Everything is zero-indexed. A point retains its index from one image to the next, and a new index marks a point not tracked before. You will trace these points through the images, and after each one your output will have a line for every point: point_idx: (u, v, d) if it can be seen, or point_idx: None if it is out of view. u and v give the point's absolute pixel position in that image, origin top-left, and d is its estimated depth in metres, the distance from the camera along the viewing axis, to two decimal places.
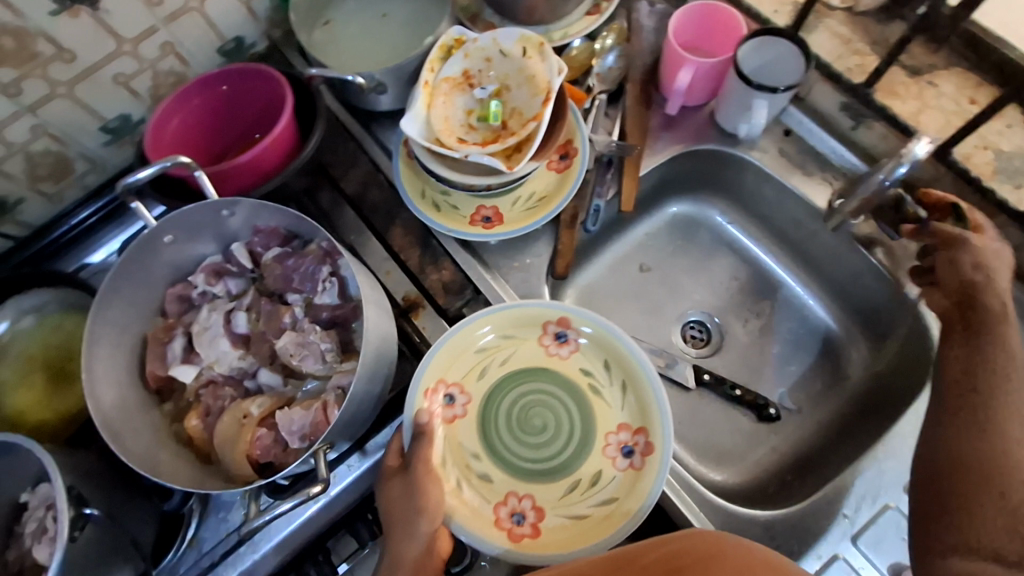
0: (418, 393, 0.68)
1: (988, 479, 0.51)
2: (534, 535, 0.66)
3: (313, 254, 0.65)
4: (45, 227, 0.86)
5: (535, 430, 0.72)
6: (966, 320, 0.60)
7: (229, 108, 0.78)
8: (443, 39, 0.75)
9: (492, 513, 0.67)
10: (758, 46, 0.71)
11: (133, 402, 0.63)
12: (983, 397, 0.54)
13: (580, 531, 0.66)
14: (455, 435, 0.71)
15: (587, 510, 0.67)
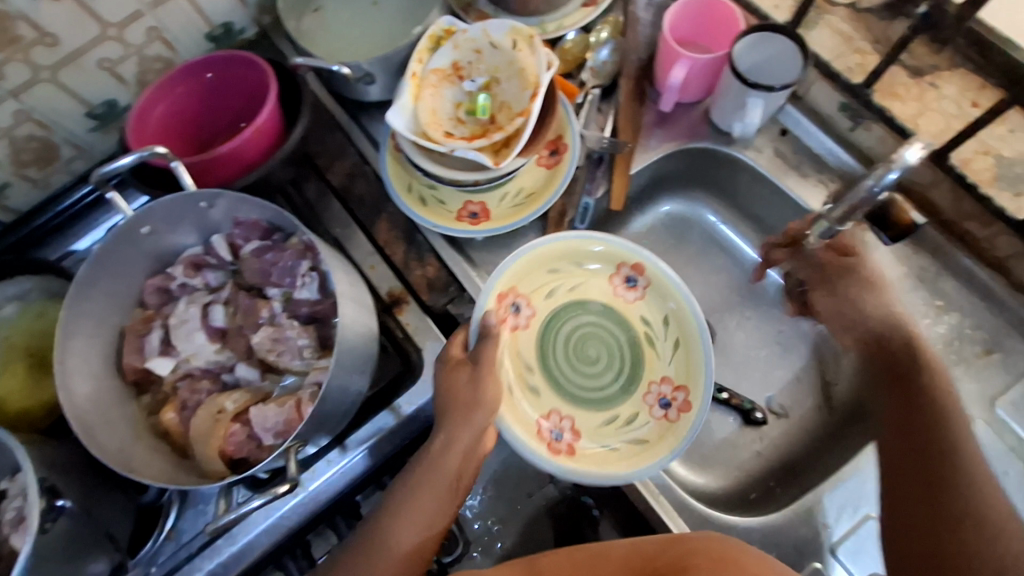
0: (491, 295, 0.70)
1: (959, 524, 0.51)
2: (568, 453, 0.68)
3: (294, 248, 0.64)
4: (30, 215, 0.85)
5: (587, 360, 0.74)
6: (884, 360, 0.63)
7: (214, 96, 0.76)
8: (432, 29, 0.73)
9: (535, 423, 0.69)
10: (754, 43, 0.68)
11: (110, 394, 0.62)
12: (931, 439, 0.55)
13: (610, 459, 0.67)
14: (514, 345, 0.73)
15: (619, 445, 0.69)
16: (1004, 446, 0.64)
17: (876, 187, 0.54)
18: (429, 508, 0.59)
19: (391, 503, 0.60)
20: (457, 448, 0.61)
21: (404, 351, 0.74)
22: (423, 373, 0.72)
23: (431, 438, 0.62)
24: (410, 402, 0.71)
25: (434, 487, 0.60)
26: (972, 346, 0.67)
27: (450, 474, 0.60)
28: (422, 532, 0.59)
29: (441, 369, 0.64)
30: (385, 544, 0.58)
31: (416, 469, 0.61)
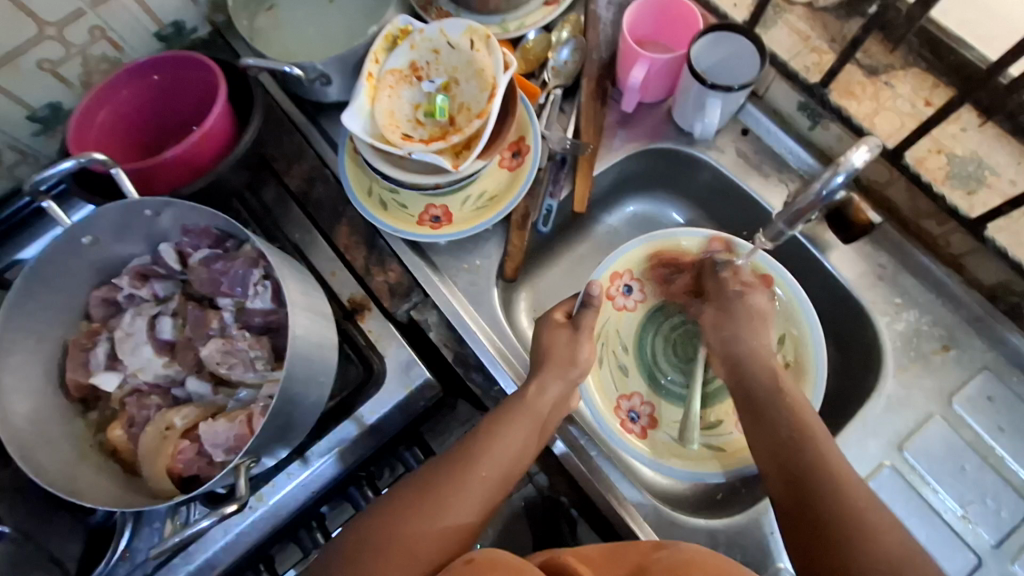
0: (605, 268, 0.75)
1: (843, 536, 0.48)
2: (638, 436, 0.71)
3: (244, 256, 0.62)
4: None
5: (688, 358, 0.76)
6: (746, 394, 0.60)
7: (163, 99, 0.73)
8: (388, 28, 0.72)
9: (617, 398, 0.73)
10: (712, 43, 0.68)
11: (51, 412, 0.60)
12: (803, 458, 0.53)
13: (677, 451, 0.70)
14: (617, 323, 0.77)
15: (692, 444, 0.71)
16: (960, 440, 0.65)
17: (824, 191, 0.53)
18: (510, 448, 0.58)
19: (469, 442, 0.59)
20: (548, 397, 0.62)
21: (367, 358, 0.72)
22: (386, 381, 0.70)
23: (523, 385, 0.63)
24: (373, 410, 0.69)
25: (519, 428, 0.60)
26: (929, 342, 0.68)
27: (535, 418, 0.61)
28: (500, 472, 0.58)
29: (542, 326, 0.67)
30: (466, 476, 0.56)
31: (501, 412, 0.61)
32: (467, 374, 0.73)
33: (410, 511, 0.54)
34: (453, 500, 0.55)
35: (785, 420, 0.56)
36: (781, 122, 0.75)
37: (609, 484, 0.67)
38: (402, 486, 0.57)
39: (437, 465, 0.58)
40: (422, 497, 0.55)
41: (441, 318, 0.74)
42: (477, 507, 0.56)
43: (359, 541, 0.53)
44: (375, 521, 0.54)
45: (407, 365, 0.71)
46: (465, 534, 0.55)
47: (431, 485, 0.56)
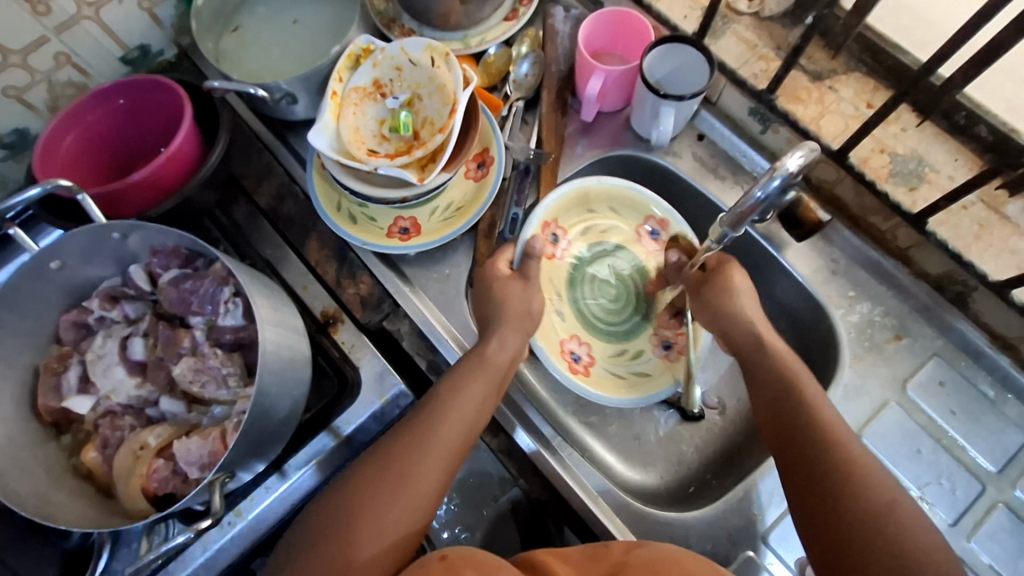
0: (537, 218, 0.74)
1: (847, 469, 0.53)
2: (584, 374, 0.74)
3: (215, 275, 0.63)
4: None
5: (608, 300, 0.79)
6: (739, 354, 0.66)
7: (130, 122, 0.74)
8: (351, 48, 0.74)
9: (561, 341, 0.76)
10: (663, 54, 0.71)
11: (24, 437, 0.60)
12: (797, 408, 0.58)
13: (617, 384, 0.74)
14: (547, 274, 0.78)
15: (627, 373, 0.76)
16: (915, 424, 0.68)
17: (760, 195, 0.54)
18: (470, 405, 0.60)
19: (427, 407, 0.60)
20: (499, 357, 0.64)
21: (341, 370, 0.73)
22: (361, 393, 0.71)
23: (483, 343, 0.65)
24: (349, 421, 0.70)
25: (480, 385, 0.62)
26: (882, 333, 0.71)
27: (491, 376, 0.63)
28: (461, 430, 0.59)
29: (492, 282, 0.68)
30: (435, 446, 0.57)
31: (457, 374, 0.62)
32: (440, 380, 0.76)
33: (377, 480, 0.55)
34: (417, 463, 0.56)
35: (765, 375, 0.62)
36: (734, 127, 0.78)
37: (581, 481, 0.68)
38: (363, 460, 0.58)
39: (396, 431, 0.59)
40: (388, 467, 0.56)
41: (414, 327, 0.76)
42: (441, 466, 0.57)
43: (328, 517, 0.54)
44: (343, 495, 0.55)
45: (381, 375, 0.72)
46: (432, 493, 0.56)
47: (395, 452, 0.57)
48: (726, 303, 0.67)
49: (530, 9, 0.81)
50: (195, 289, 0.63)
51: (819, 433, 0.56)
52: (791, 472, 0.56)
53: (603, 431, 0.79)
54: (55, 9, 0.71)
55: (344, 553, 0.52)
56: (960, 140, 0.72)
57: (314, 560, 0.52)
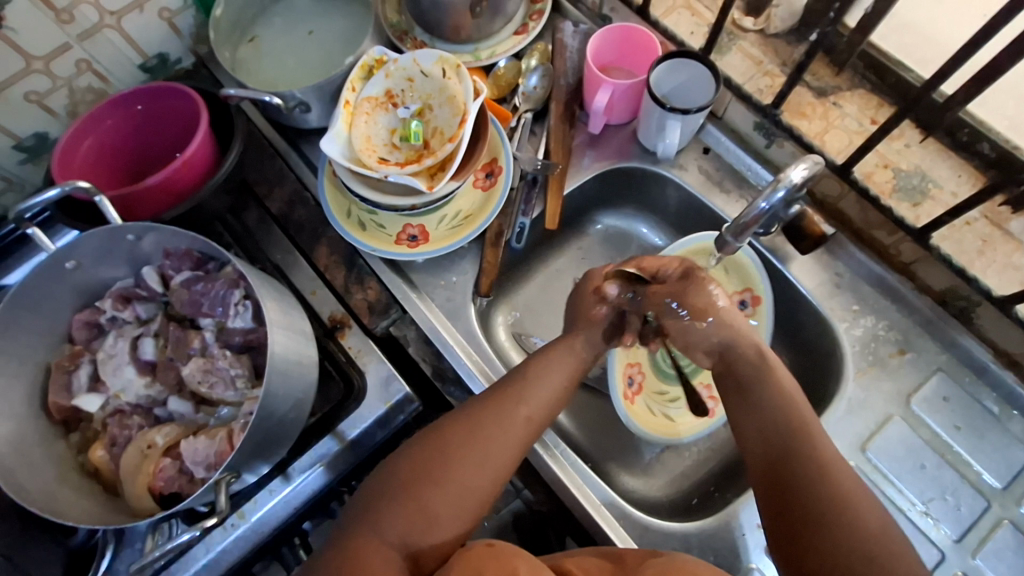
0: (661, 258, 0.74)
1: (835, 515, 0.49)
2: (629, 401, 0.74)
3: (225, 277, 0.64)
4: None
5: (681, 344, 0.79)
6: (737, 379, 0.59)
7: (147, 127, 0.76)
8: (364, 58, 0.75)
9: (628, 362, 0.76)
10: (669, 69, 0.72)
11: (33, 435, 0.61)
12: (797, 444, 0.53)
13: (647, 418, 0.74)
14: None
15: (659, 414, 0.75)
16: (919, 439, 0.68)
17: (764, 205, 0.56)
18: (553, 389, 0.61)
19: (515, 381, 0.61)
20: (580, 351, 0.63)
21: (347, 375, 0.74)
22: (367, 397, 0.72)
23: (569, 332, 0.64)
24: (353, 426, 0.71)
25: (560, 376, 0.61)
26: (886, 346, 0.71)
27: (575, 363, 0.63)
28: (541, 412, 0.60)
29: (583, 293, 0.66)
30: (506, 438, 0.57)
31: (547, 353, 0.62)
32: (444, 387, 0.76)
33: (460, 445, 0.56)
34: (498, 435, 0.57)
35: (771, 402, 0.56)
36: (740, 141, 0.79)
37: (582, 488, 0.68)
38: (444, 420, 0.59)
39: (481, 400, 0.60)
40: (449, 456, 0.56)
41: (420, 334, 0.77)
42: (519, 443, 0.58)
43: (412, 472, 0.55)
44: (426, 452, 0.56)
45: (386, 380, 0.73)
46: (507, 467, 0.57)
47: (480, 420, 0.58)
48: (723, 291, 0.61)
49: (540, 24, 0.83)
50: (208, 291, 0.64)
51: (814, 468, 0.51)
52: (777, 507, 0.52)
53: (606, 442, 0.79)
54: (78, 17, 0.73)
55: (422, 511, 0.53)
56: (963, 157, 0.73)
57: (396, 511, 0.53)
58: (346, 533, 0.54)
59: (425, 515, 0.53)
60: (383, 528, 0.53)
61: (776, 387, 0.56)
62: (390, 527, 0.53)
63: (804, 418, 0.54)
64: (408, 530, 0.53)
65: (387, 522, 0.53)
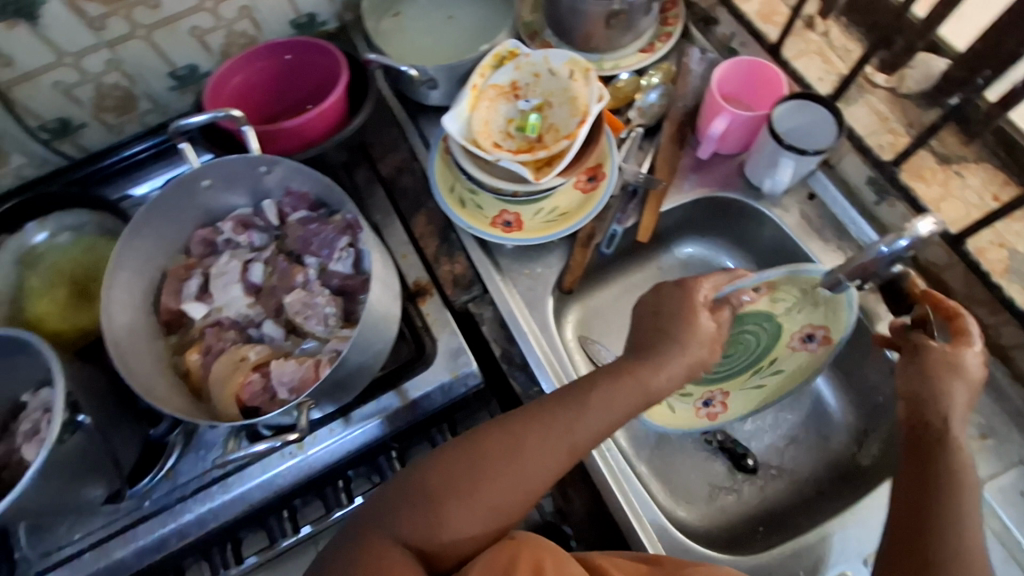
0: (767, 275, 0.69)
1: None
2: None
3: (336, 224, 0.69)
4: (101, 154, 0.92)
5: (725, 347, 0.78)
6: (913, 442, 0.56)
7: (288, 76, 0.82)
8: (498, 48, 0.79)
9: None
10: (792, 109, 0.73)
11: (142, 328, 0.66)
12: (946, 519, 0.51)
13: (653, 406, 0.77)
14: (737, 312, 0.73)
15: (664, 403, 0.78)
16: (988, 529, 0.65)
17: (886, 249, 0.61)
18: (599, 423, 0.61)
19: (564, 405, 0.61)
20: (644, 388, 0.61)
21: (420, 339, 0.77)
22: (434, 363, 0.75)
23: (636, 359, 0.63)
24: (418, 387, 0.74)
25: (612, 409, 0.61)
26: (968, 428, 0.69)
27: (635, 401, 0.61)
28: (581, 441, 0.60)
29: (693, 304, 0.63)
30: (536, 464, 0.59)
31: (608, 381, 0.62)
32: (510, 371, 0.76)
33: (491, 464, 0.59)
34: (531, 463, 0.59)
35: (944, 473, 0.53)
36: (848, 192, 0.79)
37: (628, 494, 0.69)
38: (483, 430, 0.61)
39: (523, 421, 0.61)
40: (475, 470, 0.59)
41: (496, 315, 0.78)
42: (550, 473, 0.60)
43: (442, 482, 0.59)
44: (458, 464, 0.59)
45: (455, 352, 0.76)
46: (534, 493, 0.60)
47: (518, 441, 0.60)
48: (946, 353, 0.56)
49: (666, 45, 0.85)
50: (325, 235, 0.68)
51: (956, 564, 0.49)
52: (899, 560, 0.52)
53: (656, 460, 0.80)
54: None
55: (442, 521, 0.57)
56: None
57: (419, 516, 0.57)
58: (368, 523, 0.58)
59: (444, 525, 0.57)
60: (402, 529, 0.57)
61: (955, 465, 0.53)
62: (411, 529, 0.57)
63: (955, 510, 0.51)
64: (424, 533, 0.57)
65: (408, 525, 0.57)
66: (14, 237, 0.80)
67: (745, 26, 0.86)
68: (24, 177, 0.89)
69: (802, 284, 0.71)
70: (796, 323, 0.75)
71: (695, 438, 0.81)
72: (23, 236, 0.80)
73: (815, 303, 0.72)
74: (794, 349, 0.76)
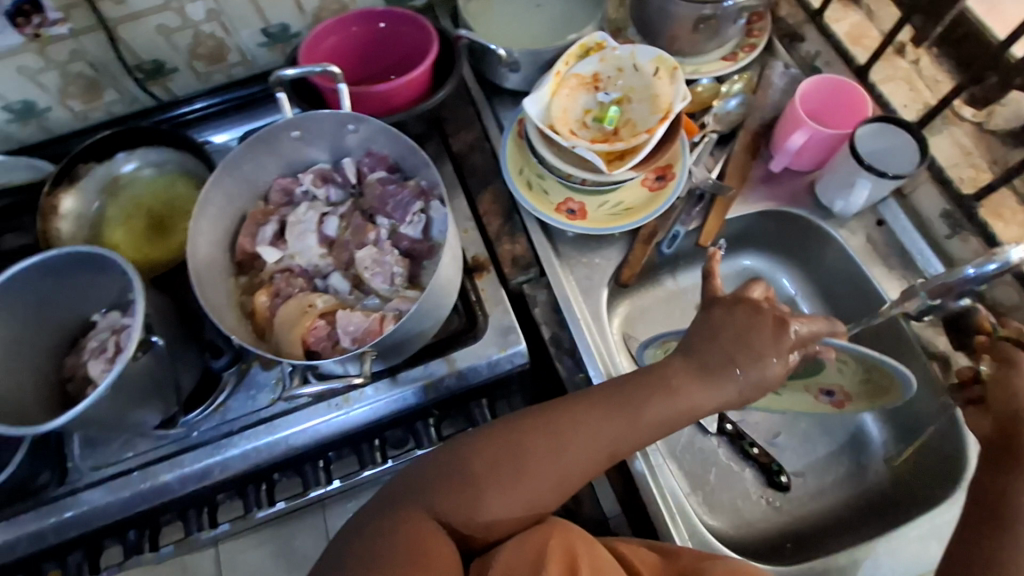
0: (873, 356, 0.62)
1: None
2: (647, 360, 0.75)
3: (411, 188, 0.71)
4: (168, 104, 0.94)
5: None
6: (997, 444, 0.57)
7: (377, 44, 0.84)
8: (586, 39, 0.80)
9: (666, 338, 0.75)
10: (875, 131, 0.74)
11: (218, 265, 0.69)
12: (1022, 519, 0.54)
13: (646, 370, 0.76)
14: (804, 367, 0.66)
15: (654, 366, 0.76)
16: None
17: (973, 272, 0.63)
18: (641, 430, 0.63)
19: (607, 408, 0.63)
20: (687, 400, 0.63)
21: (472, 314, 0.79)
22: (483, 337, 0.77)
23: (686, 376, 0.64)
24: (465, 358, 0.76)
25: (654, 417, 0.63)
26: None
27: (677, 411, 0.63)
28: (621, 445, 0.63)
29: (761, 330, 0.62)
30: (575, 461, 0.62)
31: (655, 391, 0.63)
32: (557, 355, 0.77)
33: (532, 455, 0.61)
34: (571, 457, 0.61)
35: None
36: (918, 223, 0.78)
37: (661, 489, 0.70)
38: (524, 418, 0.63)
39: (565, 414, 0.63)
40: (516, 459, 0.61)
41: (550, 299, 0.80)
42: (585, 469, 0.62)
43: (483, 466, 0.61)
44: (500, 450, 0.61)
45: (505, 330, 0.77)
46: (569, 486, 0.62)
47: (561, 436, 0.62)
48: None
49: (750, 56, 0.85)
50: (401, 198, 0.71)
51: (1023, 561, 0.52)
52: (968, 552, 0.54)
53: (689, 463, 0.81)
54: None
55: (481, 502, 0.60)
56: None
57: (459, 495, 0.60)
58: (409, 494, 0.61)
59: (482, 507, 0.60)
60: (441, 505, 0.60)
61: None
62: (451, 505, 0.60)
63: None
64: (462, 512, 0.60)
65: (448, 502, 0.60)
66: (105, 164, 0.84)
67: (831, 46, 0.86)
68: (115, 111, 0.94)
69: (878, 370, 0.64)
70: (830, 380, 0.69)
71: (728, 447, 0.82)
72: (112, 163, 0.84)
73: (864, 382, 0.67)
74: (806, 392, 0.72)
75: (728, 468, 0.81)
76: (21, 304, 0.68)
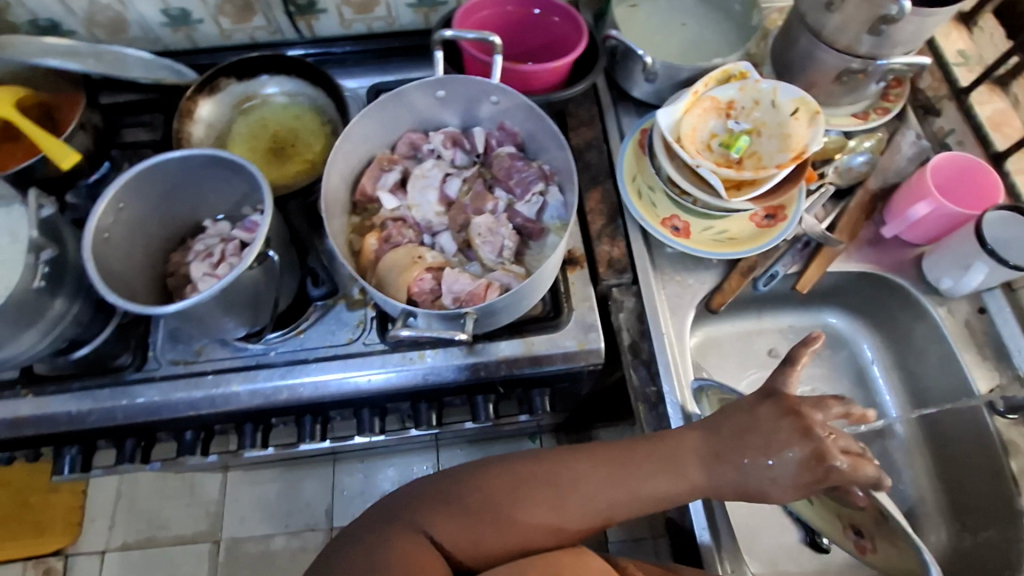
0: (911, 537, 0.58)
1: None
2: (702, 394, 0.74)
3: (536, 169, 0.73)
4: (280, 44, 0.98)
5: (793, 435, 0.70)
6: None
7: (525, 26, 0.86)
8: (731, 65, 0.80)
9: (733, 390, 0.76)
10: (1005, 219, 0.73)
11: (339, 198, 0.72)
12: None
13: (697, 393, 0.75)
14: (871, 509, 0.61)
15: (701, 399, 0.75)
16: None
17: None
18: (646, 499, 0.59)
19: (617, 467, 0.60)
20: (691, 483, 0.59)
21: (558, 305, 0.78)
22: (564, 330, 0.76)
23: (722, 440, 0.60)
24: (544, 344, 0.75)
25: (663, 483, 0.59)
26: None
27: (678, 491, 0.59)
28: (622, 510, 0.59)
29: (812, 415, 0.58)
30: (573, 517, 0.58)
31: (681, 454, 0.60)
32: (632, 363, 0.77)
33: (535, 500, 0.58)
34: (572, 510, 0.58)
35: None
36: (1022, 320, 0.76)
37: (713, 520, 0.69)
38: (533, 460, 0.60)
39: (569, 463, 0.60)
40: (517, 501, 0.58)
41: (636, 308, 0.80)
42: (584, 525, 0.59)
43: (486, 500, 0.58)
44: (501, 485, 0.59)
45: (587, 327, 0.76)
46: (564, 535, 0.59)
47: (564, 490, 0.58)
48: None
49: (882, 118, 0.85)
50: (525, 176, 0.72)
51: None
52: None
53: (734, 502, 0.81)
54: None
55: (475, 535, 0.57)
56: None
57: (457, 523, 0.57)
58: (403, 511, 0.59)
59: (476, 541, 0.57)
60: (436, 529, 0.57)
61: None
62: (445, 532, 0.57)
63: None
64: (457, 541, 0.57)
65: (443, 529, 0.57)
66: (245, 83, 0.88)
67: (969, 126, 0.85)
68: (256, 37, 0.97)
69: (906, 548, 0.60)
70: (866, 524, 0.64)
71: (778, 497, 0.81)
72: (253, 83, 0.88)
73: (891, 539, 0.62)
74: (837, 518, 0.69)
75: (775, 517, 0.81)
76: (154, 190, 0.71)
